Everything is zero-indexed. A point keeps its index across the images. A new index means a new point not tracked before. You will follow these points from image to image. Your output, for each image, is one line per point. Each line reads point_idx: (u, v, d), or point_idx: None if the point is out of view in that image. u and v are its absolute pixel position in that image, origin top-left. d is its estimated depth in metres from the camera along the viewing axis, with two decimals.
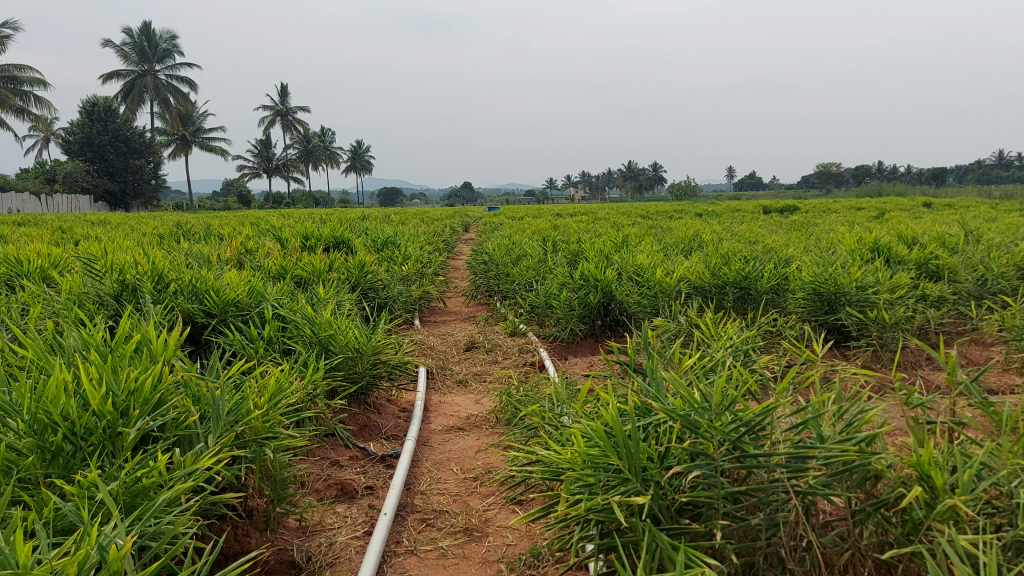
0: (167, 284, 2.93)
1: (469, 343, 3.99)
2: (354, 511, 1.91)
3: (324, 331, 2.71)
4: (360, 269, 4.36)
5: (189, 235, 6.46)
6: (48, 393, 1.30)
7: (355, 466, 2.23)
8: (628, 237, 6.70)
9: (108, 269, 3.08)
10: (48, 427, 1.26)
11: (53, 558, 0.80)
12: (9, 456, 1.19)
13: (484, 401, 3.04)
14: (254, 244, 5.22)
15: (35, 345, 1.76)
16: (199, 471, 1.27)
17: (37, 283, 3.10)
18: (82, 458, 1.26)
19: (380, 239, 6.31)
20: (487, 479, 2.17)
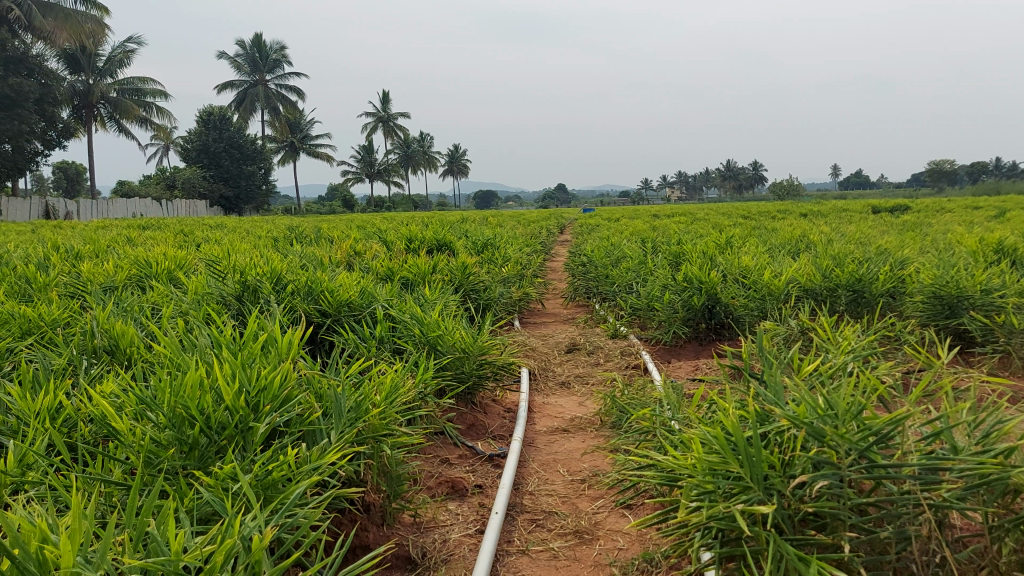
0: (284, 285, 3.06)
1: (570, 345, 3.99)
2: (465, 508, 1.93)
3: (433, 331, 2.76)
4: (463, 270, 4.42)
5: (301, 237, 6.74)
6: (185, 389, 1.37)
7: (464, 465, 2.25)
8: (730, 237, 6.55)
9: (231, 271, 3.25)
10: (185, 421, 1.33)
11: (201, 546, 0.84)
12: (151, 447, 1.27)
13: (588, 403, 3.03)
14: (361, 247, 5.39)
15: (171, 343, 1.87)
16: (325, 465, 1.31)
17: (167, 284, 3.29)
18: (216, 451, 1.32)
19: (479, 240, 6.40)
20: (595, 482, 2.16)
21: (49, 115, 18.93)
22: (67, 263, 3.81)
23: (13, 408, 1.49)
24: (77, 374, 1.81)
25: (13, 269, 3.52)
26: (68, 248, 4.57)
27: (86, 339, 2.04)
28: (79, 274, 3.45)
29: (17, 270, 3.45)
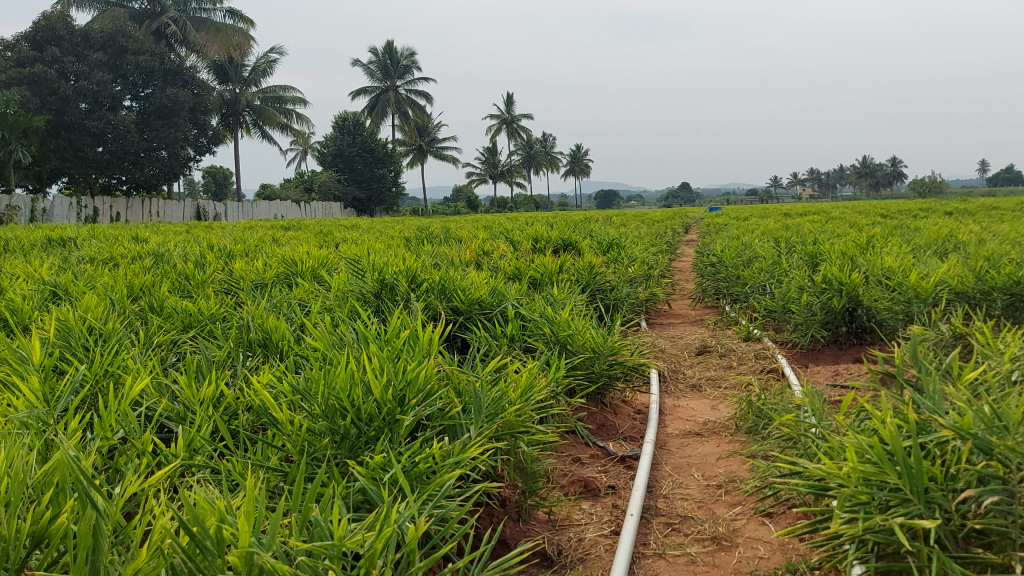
0: (419, 283, 3.16)
1: (701, 347, 3.89)
2: (598, 509, 1.92)
3: (563, 330, 2.77)
4: (591, 270, 4.40)
5: (432, 237, 6.91)
6: (338, 383, 1.44)
7: (596, 465, 2.24)
8: (872, 237, 6.24)
9: (369, 270, 3.37)
10: (337, 412, 1.40)
11: (362, 529, 0.88)
12: (306, 436, 1.33)
13: (721, 406, 2.95)
14: (490, 246, 5.46)
15: (319, 337, 1.97)
16: (467, 459, 1.34)
17: (310, 281, 3.46)
18: (366, 441, 1.38)
19: (605, 240, 6.35)
20: (732, 488, 2.10)
21: (200, 123, 20.22)
22: (220, 262, 4.06)
23: (180, 395, 1.60)
24: (235, 366, 1.93)
25: (172, 267, 3.78)
26: (220, 248, 4.87)
27: (242, 332, 2.18)
28: (231, 271, 3.67)
29: (177, 267, 3.71)
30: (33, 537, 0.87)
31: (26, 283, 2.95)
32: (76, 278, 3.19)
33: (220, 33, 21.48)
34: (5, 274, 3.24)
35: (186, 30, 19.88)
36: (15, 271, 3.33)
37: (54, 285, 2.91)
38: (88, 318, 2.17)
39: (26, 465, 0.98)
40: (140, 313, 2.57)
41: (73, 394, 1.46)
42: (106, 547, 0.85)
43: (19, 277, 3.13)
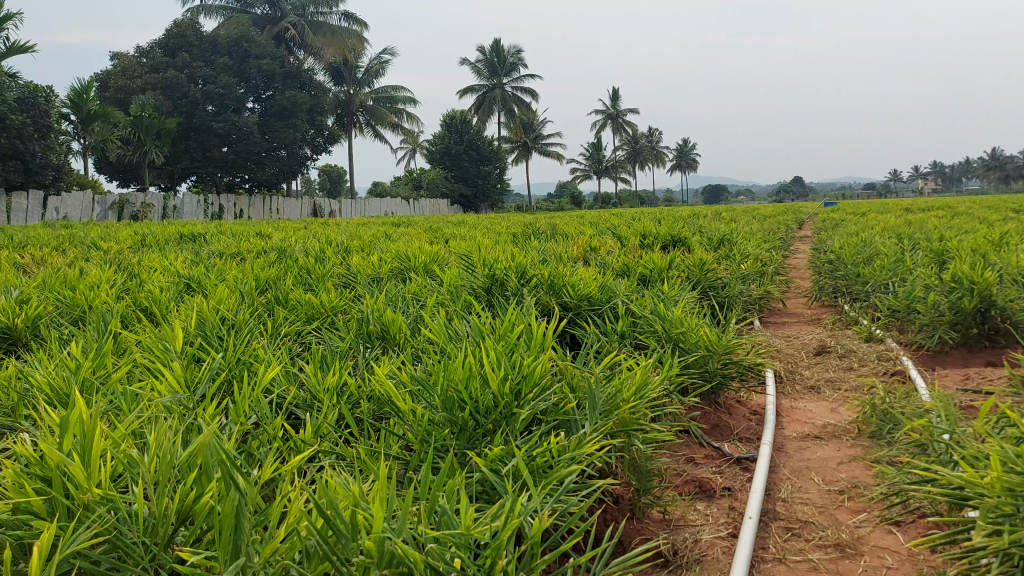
0: (529, 278, 3.17)
1: (819, 348, 3.74)
2: (714, 510, 1.88)
3: (675, 328, 2.72)
4: (702, 267, 4.30)
5: (540, 233, 6.93)
6: (456, 375, 1.47)
7: (711, 465, 2.19)
8: (1004, 232, 5.86)
9: (480, 266, 3.42)
10: (456, 403, 1.42)
11: (486, 521, 0.90)
12: (427, 428, 1.37)
13: (841, 409, 2.83)
14: (597, 242, 5.42)
15: (435, 332, 2.02)
16: (583, 455, 1.34)
17: (423, 275, 3.54)
18: (483, 432, 1.40)
19: (717, 236, 6.20)
20: (855, 494, 2.01)
21: (317, 123, 20.99)
22: (338, 257, 4.21)
23: (307, 383, 1.67)
24: (356, 357, 1.99)
25: (295, 262, 3.94)
26: (338, 244, 5.03)
27: (362, 325, 2.25)
28: (349, 266, 3.80)
29: (300, 262, 3.87)
30: (178, 515, 0.92)
31: (163, 277, 3.14)
32: (209, 271, 3.38)
33: (335, 36, 22.22)
34: (144, 268, 3.46)
35: (304, 34, 20.68)
36: (153, 265, 3.55)
37: (188, 277, 3.08)
38: (221, 310, 2.30)
39: (171, 446, 1.04)
40: (267, 305, 2.70)
41: (210, 381, 1.54)
42: (248, 526, 0.89)
43: (157, 271, 3.33)
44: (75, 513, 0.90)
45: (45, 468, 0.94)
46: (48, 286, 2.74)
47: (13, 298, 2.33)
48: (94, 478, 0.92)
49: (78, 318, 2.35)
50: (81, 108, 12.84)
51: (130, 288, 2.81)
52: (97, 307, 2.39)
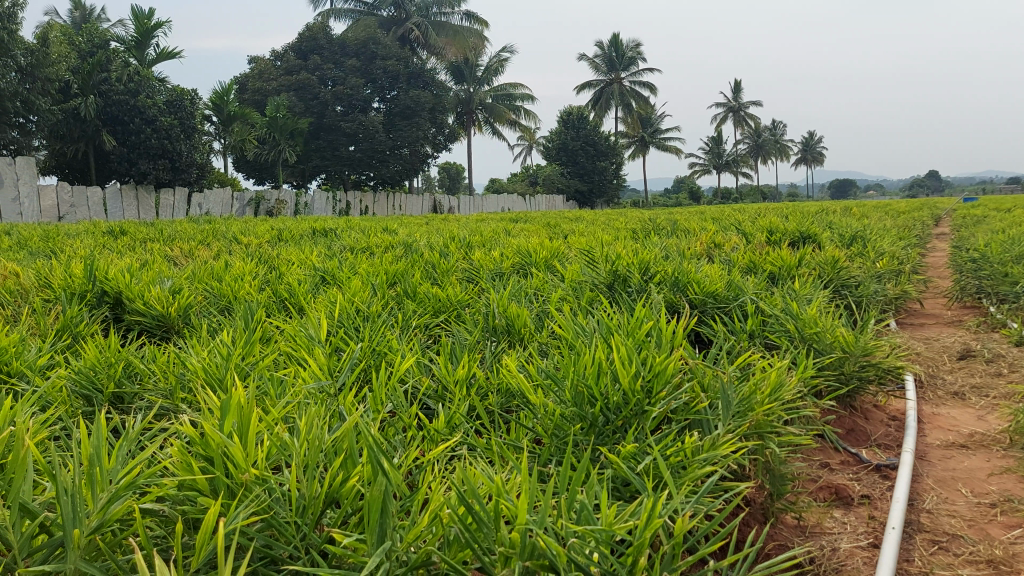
0: (652, 275, 3.12)
1: (963, 351, 3.51)
2: (851, 518, 1.79)
3: (809, 328, 2.61)
4: (834, 264, 4.12)
5: (660, 228, 6.82)
6: (586, 370, 1.46)
7: (847, 472, 2.08)
8: None
9: (601, 261, 3.40)
10: (586, 399, 1.41)
11: (627, 522, 0.88)
12: (557, 423, 1.36)
13: (989, 418, 2.64)
14: (720, 238, 5.29)
15: (561, 326, 2.01)
16: (719, 456, 1.30)
17: (544, 271, 3.55)
18: (615, 428, 1.38)
19: (848, 232, 5.95)
20: (1009, 508, 1.87)
21: (439, 121, 21.46)
22: (460, 251, 4.29)
23: (438, 374, 1.71)
24: (484, 351, 2.02)
25: (420, 256, 4.04)
26: (460, 238, 5.14)
27: (488, 319, 2.28)
28: (472, 261, 3.86)
29: (424, 256, 3.96)
30: (326, 497, 0.96)
31: (300, 270, 3.29)
32: (341, 265, 3.51)
33: (457, 36, 22.67)
34: (282, 261, 3.63)
35: (427, 36, 21.23)
36: (290, 259, 3.72)
37: (323, 271, 3.22)
38: (355, 303, 2.39)
39: (321, 432, 1.09)
40: (397, 297, 2.78)
41: (350, 370, 1.60)
42: (394, 513, 0.91)
43: (294, 263, 3.50)
44: (235, 492, 0.94)
45: (208, 448, 0.99)
46: (198, 277, 2.92)
47: (167, 288, 2.49)
48: (251, 458, 0.97)
49: (225, 309, 2.49)
50: (222, 110, 13.68)
51: (271, 280, 2.95)
52: (241, 298, 2.53)
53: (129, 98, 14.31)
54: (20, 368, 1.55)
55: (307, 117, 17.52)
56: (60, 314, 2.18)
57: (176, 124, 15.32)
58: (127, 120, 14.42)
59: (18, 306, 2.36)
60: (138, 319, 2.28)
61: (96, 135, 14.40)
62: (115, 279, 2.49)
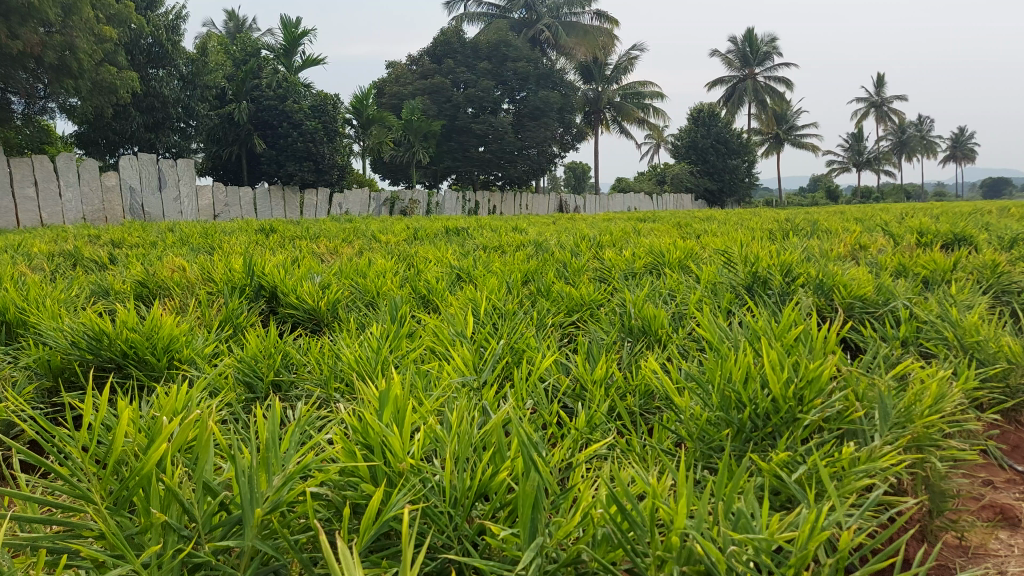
0: (795, 278, 3.01)
1: None
2: (1019, 542, 1.64)
3: (971, 336, 2.39)
4: (995, 268, 3.81)
5: (799, 229, 6.51)
6: (734, 373, 1.43)
7: (1013, 491, 1.92)
8: None
9: (739, 262, 3.31)
10: (733, 404, 1.37)
11: (787, 532, 0.85)
12: (704, 427, 1.33)
13: None
14: (867, 239, 5.01)
15: (702, 328, 1.97)
16: (877, 470, 1.23)
17: (677, 272, 3.49)
18: (764, 434, 1.33)
19: (1010, 234, 5.50)
20: None
21: (567, 120, 21.53)
22: (592, 250, 4.26)
23: (577, 373, 1.71)
24: (621, 350, 2.00)
25: (552, 255, 4.06)
26: (591, 237, 5.11)
27: (624, 320, 2.26)
28: (604, 260, 3.84)
29: (556, 255, 3.98)
30: (476, 490, 0.98)
31: (438, 267, 3.38)
32: (476, 262, 3.58)
33: (587, 36, 22.72)
34: (419, 259, 3.73)
35: (557, 36, 21.38)
36: (427, 255, 3.84)
37: (459, 269, 3.29)
38: (492, 300, 2.42)
39: (470, 426, 1.12)
40: (531, 295, 2.81)
41: (492, 366, 1.64)
42: (545, 508, 0.92)
43: (431, 261, 3.59)
44: (394, 480, 0.98)
45: (367, 437, 1.04)
46: (344, 273, 3.06)
47: (317, 283, 2.62)
48: (407, 449, 1.00)
49: (369, 304, 2.59)
50: (361, 113, 14.25)
51: (411, 278, 3.04)
52: (383, 294, 2.62)
53: (277, 103, 15.18)
54: (191, 355, 1.68)
55: (440, 119, 18.00)
56: (223, 306, 2.34)
57: (319, 128, 16.09)
58: (275, 124, 15.38)
59: (186, 297, 2.54)
60: (292, 312, 2.41)
61: (248, 139, 15.36)
62: (271, 274, 2.64)
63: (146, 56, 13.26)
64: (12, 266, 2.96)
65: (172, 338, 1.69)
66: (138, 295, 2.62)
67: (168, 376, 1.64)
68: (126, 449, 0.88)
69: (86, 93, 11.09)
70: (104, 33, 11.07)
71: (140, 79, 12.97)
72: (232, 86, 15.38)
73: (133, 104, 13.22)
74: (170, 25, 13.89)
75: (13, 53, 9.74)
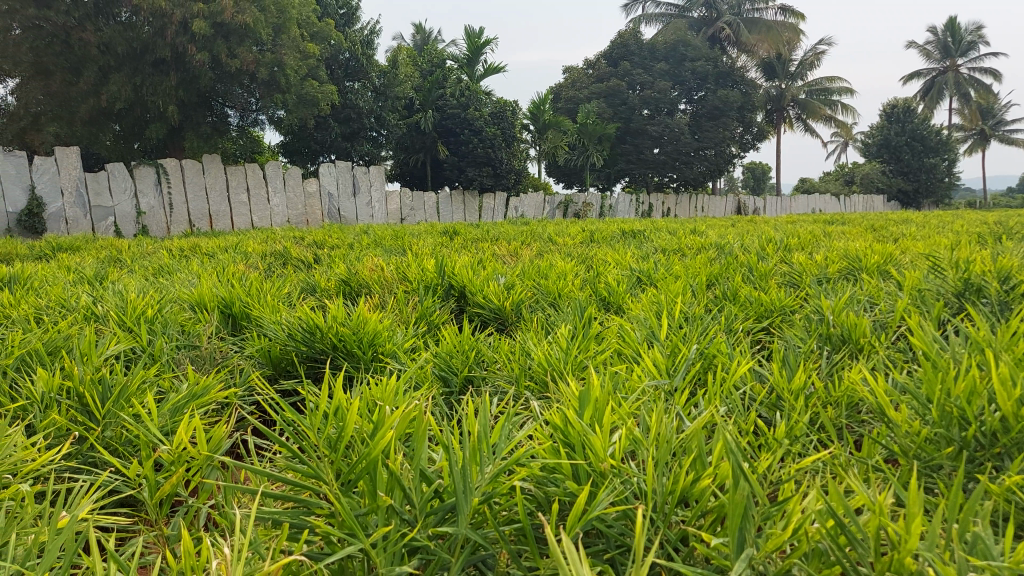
0: (1015, 285, 2.73)
1: None
2: None
3: None
4: None
5: (1017, 233, 5.89)
6: (955, 389, 1.32)
7: None
8: None
9: (949, 267, 3.05)
10: (955, 420, 1.27)
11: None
12: (921, 443, 1.24)
13: None
14: None
15: (912, 336, 1.83)
16: None
17: (876, 277, 3.26)
18: (994, 455, 1.21)
19: None
20: None
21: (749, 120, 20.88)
22: (780, 254, 4.09)
23: (772, 382, 1.64)
24: (818, 357, 1.90)
25: (736, 259, 3.92)
26: (778, 241, 4.90)
27: (820, 328, 2.14)
28: (793, 264, 3.67)
29: (742, 259, 3.85)
30: (680, 495, 0.96)
31: (618, 269, 3.37)
32: (657, 266, 3.53)
33: (770, 32, 21.90)
34: (599, 261, 3.73)
35: (738, 33, 20.76)
36: (606, 258, 3.86)
37: (640, 272, 3.26)
38: (678, 303, 2.38)
39: (672, 430, 1.10)
40: (717, 300, 2.73)
41: (686, 370, 1.60)
42: (755, 518, 0.89)
43: (612, 263, 3.58)
44: (594, 478, 0.98)
45: (568, 435, 1.06)
46: (526, 274, 3.12)
47: (502, 283, 2.69)
48: (607, 451, 1.00)
49: (552, 304, 2.61)
50: (539, 118, 14.53)
51: (592, 279, 3.05)
52: (566, 295, 2.64)
53: (460, 111, 15.75)
54: (392, 350, 1.76)
55: (616, 122, 18.03)
56: (416, 304, 2.45)
57: (499, 134, 16.58)
58: (458, 131, 15.99)
59: (384, 294, 2.69)
60: (479, 311, 2.49)
61: (433, 146, 16.10)
62: (460, 274, 2.74)
63: (343, 70, 14.18)
64: (231, 263, 3.25)
65: (375, 334, 1.78)
66: (341, 293, 2.79)
67: (372, 368, 1.73)
68: (353, 436, 0.95)
69: (291, 106, 12.02)
70: (308, 49, 11.97)
71: (338, 92, 13.90)
72: (419, 96, 16.13)
73: (331, 117, 14.23)
74: (365, 40, 14.81)
75: (232, 71, 10.73)
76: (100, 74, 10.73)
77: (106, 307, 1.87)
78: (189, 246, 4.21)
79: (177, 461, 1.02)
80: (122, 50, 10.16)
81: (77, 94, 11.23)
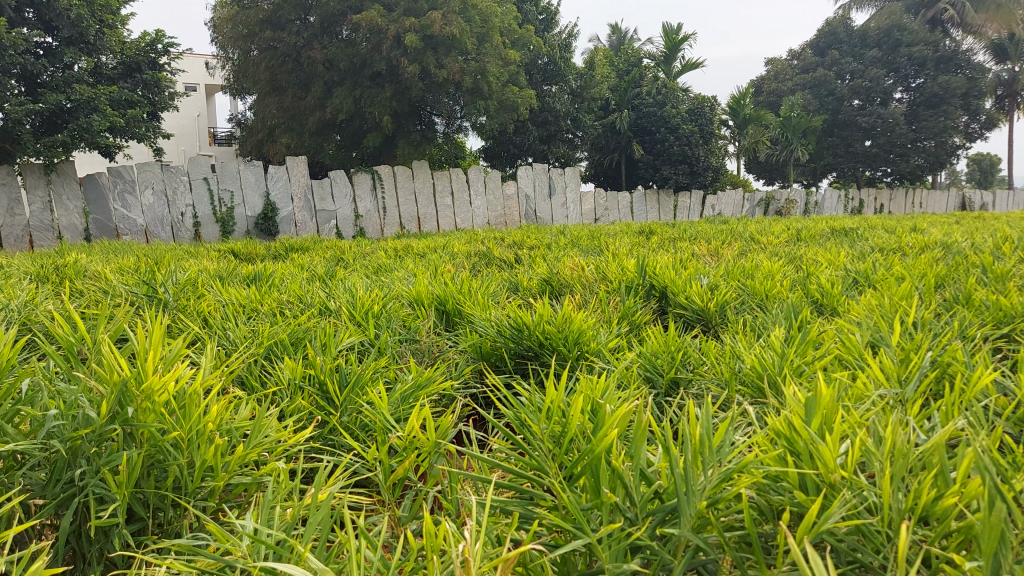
0: None
1: None
2: None
3: None
4: None
5: None
6: None
7: None
8: None
9: None
10: None
11: None
12: None
13: None
14: None
15: None
16: None
17: None
18: None
19: None
20: None
21: (976, 107, 19.08)
22: (1018, 253, 3.67)
23: (1020, 395, 1.48)
24: None
25: (966, 258, 3.57)
26: (1017, 238, 4.39)
27: None
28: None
29: (973, 259, 3.50)
30: (922, 512, 0.89)
31: (830, 270, 3.18)
32: (874, 266, 3.30)
33: (1003, 9, 19.90)
34: (809, 261, 3.53)
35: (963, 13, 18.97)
36: (817, 257, 3.65)
37: (855, 272, 3.06)
38: (904, 307, 2.20)
39: (909, 442, 1.02)
40: (946, 303, 2.51)
41: (919, 379, 1.48)
42: (1010, 543, 0.80)
43: (823, 263, 3.39)
44: (824, 489, 0.93)
45: (796, 442, 1.01)
46: (731, 274, 3.03)
47: (706, 284, 2.63)
48: (838, 461, 0.94)
49: (759, 305, 2.52)
50: (739, 113, 14.08)
51: (802, 280, 2.90)
52: (775, 296, 2.54)
53: (656, 110, 15.55)
54: (598, 348, 1.76)
55: (822, 115, 17.10)
56: (620, 304, 2.45)
57: (697, 131, 16.22)
58: (655, 130, 15.82)
59: (586, 293, 2.71)
60: (682, 312, 2.45)
61: (629, 146, 16.05)
62: (662, 274, 2.71)
63: (542, 74, 14.46)
64: (442, 263, 3.41)
65: (580, 332, 1.80)
66: (544, 292, 2.85)
67: (578, 365, 1.75)
68: (576, 431, 0.96)
69: (493, 111, 12.39)
70: (509, 56, 12.34)
71: (536, 96, 14.22)
72: (616, 97, 16.08)
73: (530, 120, 14.56)
74: (563, 44, 15.03)
75: (439, 81, 11.26)
76: (325, 89, 11.74)
77: (338, 303, 2.03)
78: (402, 246, 4.47)
79: (409, 447, 1.08)
80: (342, 65, 10.99)
81: (306, 107, 12.27)
